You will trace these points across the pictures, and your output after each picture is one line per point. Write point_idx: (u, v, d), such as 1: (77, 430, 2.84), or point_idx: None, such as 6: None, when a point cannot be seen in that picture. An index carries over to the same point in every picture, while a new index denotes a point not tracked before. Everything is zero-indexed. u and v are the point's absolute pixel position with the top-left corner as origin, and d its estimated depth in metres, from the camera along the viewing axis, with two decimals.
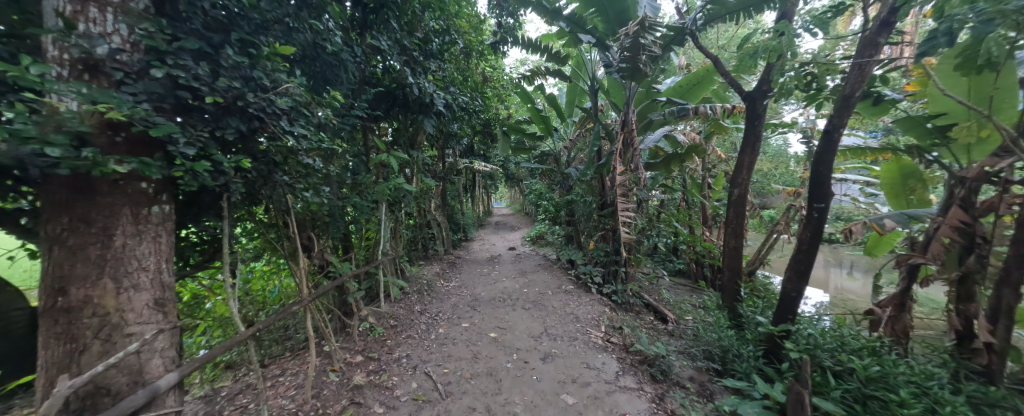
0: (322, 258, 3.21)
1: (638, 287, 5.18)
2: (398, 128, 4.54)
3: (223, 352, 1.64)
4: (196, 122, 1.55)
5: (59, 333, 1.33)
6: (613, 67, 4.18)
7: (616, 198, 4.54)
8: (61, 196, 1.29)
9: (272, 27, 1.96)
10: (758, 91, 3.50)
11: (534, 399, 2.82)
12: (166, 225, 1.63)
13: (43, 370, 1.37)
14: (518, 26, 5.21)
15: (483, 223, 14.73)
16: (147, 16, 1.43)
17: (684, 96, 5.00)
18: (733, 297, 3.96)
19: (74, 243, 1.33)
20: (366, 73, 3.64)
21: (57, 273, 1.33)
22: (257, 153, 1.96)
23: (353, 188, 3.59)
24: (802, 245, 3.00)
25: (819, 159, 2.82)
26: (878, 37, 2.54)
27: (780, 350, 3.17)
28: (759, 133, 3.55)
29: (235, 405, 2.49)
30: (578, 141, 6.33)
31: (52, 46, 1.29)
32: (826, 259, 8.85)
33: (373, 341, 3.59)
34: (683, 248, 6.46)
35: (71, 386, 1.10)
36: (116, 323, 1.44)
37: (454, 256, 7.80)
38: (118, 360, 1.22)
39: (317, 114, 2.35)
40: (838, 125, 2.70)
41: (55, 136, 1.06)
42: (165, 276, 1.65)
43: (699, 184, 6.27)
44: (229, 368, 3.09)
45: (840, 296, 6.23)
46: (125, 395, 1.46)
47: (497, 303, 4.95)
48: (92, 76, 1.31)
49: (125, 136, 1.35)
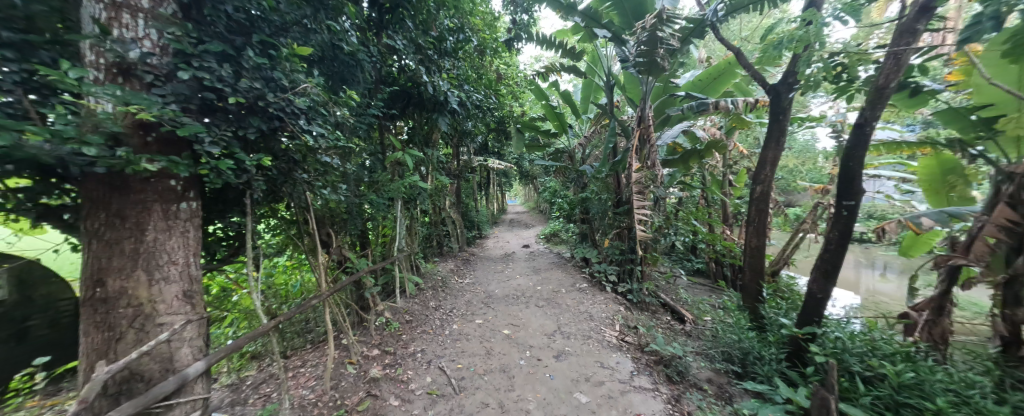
0: (340, 254, 3.31)
1: (655, 286, 5.08)
2: (414, 126, 4.61)
3: (248, 343, 1.71)
4: (220, 122, 1.61)
5: (98, 321, 1.43)
6: (629, 62, 4.13)
7: (633, 195, 4.48)
8: (99, 193, 1.37)
9: (291, 29, 2.01)
10: (784, 84, 3.33)
11: (548, 397, 2.81)
12: (194, 221, 1.69)
13: (83, 355, 1.46)
14: (533, 22, 5.19)
15: (498, 220, 14.77)
16: (175, 20, 1.49)
17: (704, 90, 4.85)
18: (753, 297, 3.80)
19: (110, 237, 1.41)
20: (382, 72, 3.73)
21: (96, 265, 1.42)
22: (278, 151, 2.03)
23: (370, 186, 3.66)
24: (829, 245, 2.84)
25: (849, 153, 2.66)
26: (917, 23, 2.38)
27: (805, 354, 3.02)
28: (784, 128, 3.44)
29: (260, 394, 2.60)
30: (593, 137, 6.24)
31: (89, 51, 1.36)
32: (857, 259, 8.39)
33: (389, 335, 3.67)
34: (702, 247, 6.27)
35: (107, 371, 1.17)
36: (148, 313, 1.51)
37: (469, 253, 7.88)
38: (150, 348, 1.27)
39: (335, 114, 2.40)
40: (870, 117, 2.54)
41: (91, 136, 1.12)
42: (195, 269, 1.71)
43: (720, 181, 6.06)
44: (253, 358, 3.21)
45: (872, 298, 5.92)
46: (158, 381, 1.54)
47: (511, 301, 4.95)
48: (125, 79, 1.39)
49: (155, 135, 1.42)
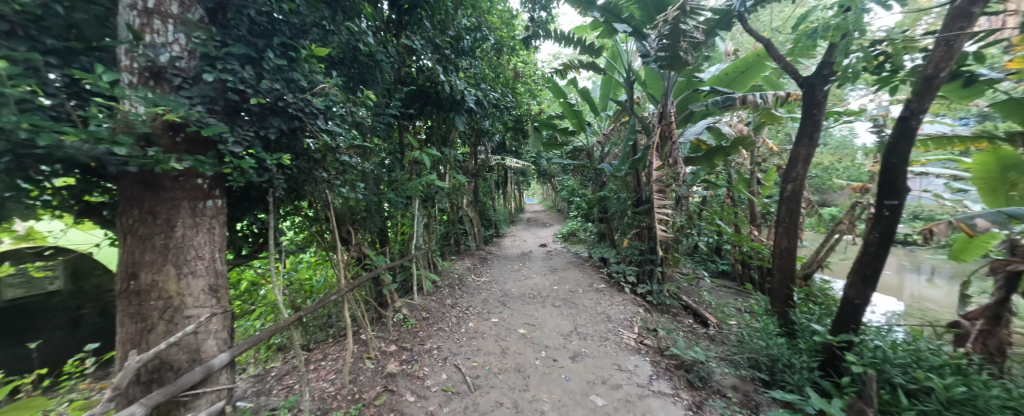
0: (359, 251, 3.39)
1: (676, 288, 4.91)
2: (432, 126, 4.66)
3: (269, 336, 1.81)
4: (244, 123, 1.67)
5: (132, 312, 1.52)
6: (650, 56, 4.01)
7: (653, 194, 4.35)
8: (133, 191, 1.45)
9: (311, 31, 2.06)
10: (818, 76, 3.12)
11: (562, 398, 2.77)
12: (219, 218, 1.76)
13: (119, 344, 1.55)
14: (551, 19, 5.15)
15: (516, 220, 14.75)
16: (201, 25, 1.55)
17: (731, 84, 4.63)
18: (783, 302, 3.59)
19: (143, 233, 1.49)
20: (401, 73, 3.79)
21: (130, 259, 1.50)
22: (299, 151, 2.09)
23: (389, 185, 3.73)
24: (868, 247, 2.64)
25: (892, 149, 2.46)
26: (973, 6, 2.16)
27: (840, 363, 2.82)
28: (818, 122, 3.22)
29: (283, 385, 2.70)
30: (612, 135, 6.11)
31: (124, 56, 1.43)
32: (901, 263, 7.81)
33: (406, 331, 3.73)
34: (727, 248, 6.01)
35: (138, 360, 1.23)
36: (177, 305, 1.58)
37: (486, 252, 7.91)
38: (178, 339, 1.33)
39: (353, 114, 2.44)
40: (917, 110, 2.33)
41: (121, 137, 1.18)
42: (220, 264, 1.78)
43: (748, 179, 5.78)
44: (279, 350, 3.35)
45: (917, 305, 5.48)
46: (185, 371, 1.61)
47: (527, 300, 4.92)
48: (156, 83, 1.46)
49: (183, 136, 1.49)
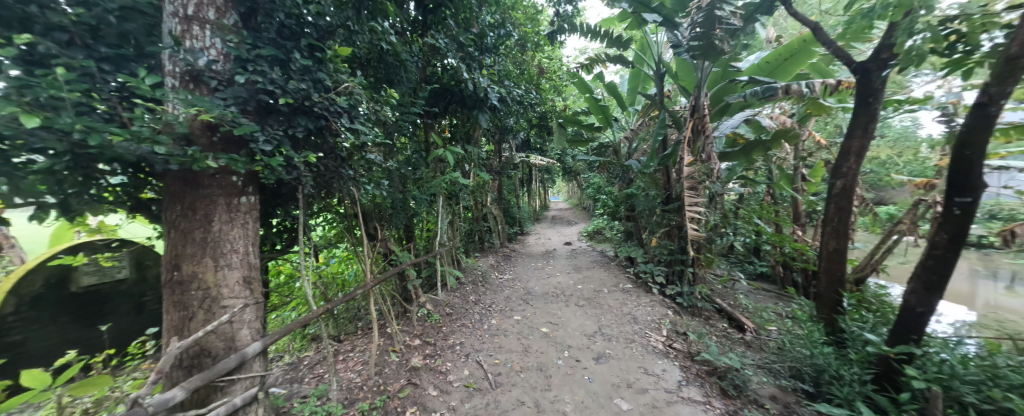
0: (385, 246, 3.48)
1: (709, 291, 4.66)
2: (457, 124, 4.68)
3: (298, 327, 1.88)
4: (275, 123, 1.75)
5: (176, 301, 1.63)
6: (682, 47, 3.80)
7: (683, 191, 4.13)
8: (176, 187, 1.56)
9: (337, 32, 2.11)
10: (875, 60, 2.82)
11: (585, 400, 2.70)
12: (253, 213, 1.86)
13: (165, 330, 1.67)
14: (577, 12, 5.03)
15: (540, 218, 14.66)
16: (235, 29, 1.63)
17: (772, 73, 4.29)
18: (830, 308, 3.28)
19: (184, 227, 1.60)
20: (426, 72, 3.85)
21: (173, 252, 1.62)
22: (326, 149, 2.16)
23: (414, 182, 3.81)
24: (934, 249, 2.34)
25: (966, 139, 2.14)
26: None
27: (899, 377, 2.54)
28: (873, 112, 2.90)
29: (314, 374, 2.83)
30: (641, 130, 5.87)
31: (168, 62, 1.53)
32: (974, 268, 6.92)
33: (430, 326, 3.79)
34: (766, 249, 5.61)
35: (178, 346, 1.30)
36: (215, 296, 1.68)
37: (510, 250, 7.92)
38: (213, 328, 1.41)
39: (377, 112, 2.48)
40: (996, 95, 2.02)
41: (161, 137, 1.26)
42: (253, 257, 1.87)
43: (791, 175, 5.36)
44: (312, 340, 3.52)
45: (995, 315, 4.83)
46: (222, 357, 1.71)
47: (550, 299, 4.87)
48: (195, 85, 1.55)
49: (219, 136, 1.58)
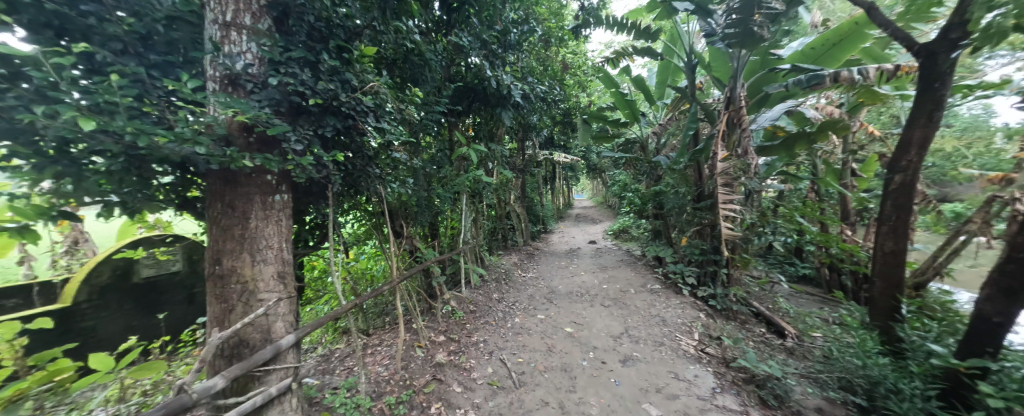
0: (411, 244, 3.54)
1: (745, 293, 4.40)
2: (480, 122, 4.68)
3: (328, 321, 1.93)
4: (305, 123, 1.81)
5: (218, 293, 1.73)
6: (716, 35, 3.58)
7: (717, 187, 3.91)
8: (218, 186, 1.66)
9: (363, 33, 2.16)
10: (941, 41, 2.51)
11: (611, 403, 2.62)
12: (286, 211, 1.93)
13: (210, 321, 1.78)
14: (602, 5, 4.88)
15: (564, 216, 14.47)
16: (268, 33, 1.70)
17: (818, 59, 3.96)
18: (887, 315, 2.97)
19: (225, 224, 1.70)
20: (450, 71, 3.87)
21: (215, 247, 1.72)
22: (353, 148, 2.21)
23: (438, 180, 3.85)
24: (1015, 251, 2.04)
25: None
26: None
27: (971, 395, 2.20)
28: (940, 98, 2.58)
29: (344, 366, 2.94)
30: (671, 124, 5.61)
31: (210, 67, 1.61)
32: None
33: (455, 323, 3.82)
34: (809, 249, 5.20)
35: (219, 337, 1.37)
36: (252, 289, 1.77)
37: (533, 248, 7.86)
38: (249, 320, 1.47)
39: (402, 111, 2.52)
40: None
41: (201, 137, 1.32)
42: (287, 253, 1.95)
43: (838, 170, 4.95)
44: (343, 333, 3.67)
45: None
46: (259, 348, 1.80)
47: (574, 298, 4.78)
48: (234, 89, 1.63)
49: (255, 136, 1.66)
